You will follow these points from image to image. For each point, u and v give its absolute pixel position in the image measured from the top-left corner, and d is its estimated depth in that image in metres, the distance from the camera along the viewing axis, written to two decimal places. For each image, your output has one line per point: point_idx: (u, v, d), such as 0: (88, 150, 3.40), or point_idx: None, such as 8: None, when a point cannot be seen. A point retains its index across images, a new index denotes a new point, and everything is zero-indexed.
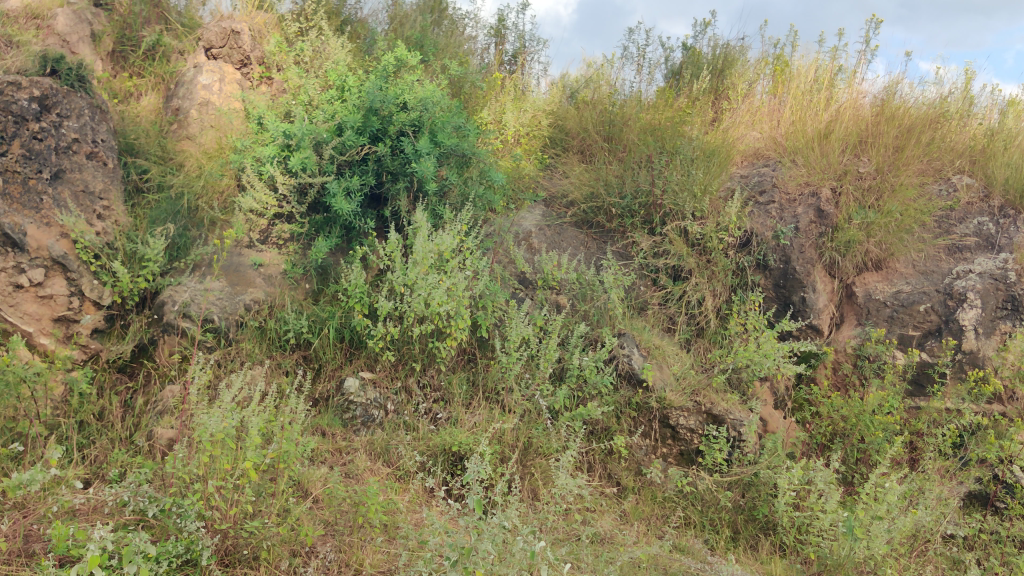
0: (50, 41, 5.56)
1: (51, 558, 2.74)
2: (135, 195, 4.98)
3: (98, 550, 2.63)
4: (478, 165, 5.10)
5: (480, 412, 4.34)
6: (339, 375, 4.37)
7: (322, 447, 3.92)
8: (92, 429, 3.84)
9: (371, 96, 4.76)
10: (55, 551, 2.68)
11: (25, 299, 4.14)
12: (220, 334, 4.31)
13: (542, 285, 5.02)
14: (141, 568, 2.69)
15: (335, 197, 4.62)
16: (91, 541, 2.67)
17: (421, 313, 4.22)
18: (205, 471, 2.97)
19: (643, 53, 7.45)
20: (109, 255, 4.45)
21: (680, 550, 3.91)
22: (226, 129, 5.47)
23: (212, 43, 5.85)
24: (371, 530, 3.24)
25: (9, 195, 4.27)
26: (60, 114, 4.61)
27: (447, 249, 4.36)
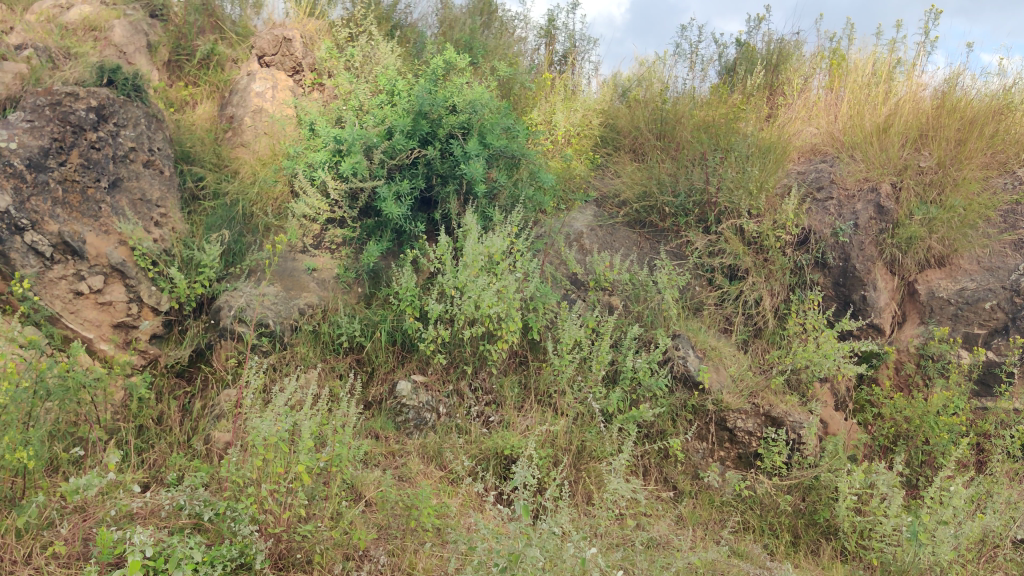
0: (108, 52, 5.69)
1: (98, 564, 2.77)
2: (192, 203, 5.07)
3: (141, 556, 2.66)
4: (528, 166, 5.04)
5: (533, 416, 4.30)
6: (391, 379, 4.37)
7: (375, 450, 3.91)
8: (151, 433, 3.91)
9: (421, 99, 4.76)
10: (101, 556, 2.72)
11: (85, 305, 4.20)
12: (275, 338, 4.34)
13: (594, 286, 4.98)
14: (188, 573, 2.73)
15: (385, 201, 4.63)
16: (139, 548, 2.69)
17: (471, 315, 4.20)
18: (258, 475, 2.95)
19: (695, 50, 7.35)
20: (166, 261, 4.53)
21: (738, 555, 3.83)
22: (279, 136, 5.50)
23: (265, 51, 6.00)
24: (423, 533, 3.23)
25: (69, 204, 4.36)
26: (118, 123, 4.70)
27: (498, 251, 4.35)
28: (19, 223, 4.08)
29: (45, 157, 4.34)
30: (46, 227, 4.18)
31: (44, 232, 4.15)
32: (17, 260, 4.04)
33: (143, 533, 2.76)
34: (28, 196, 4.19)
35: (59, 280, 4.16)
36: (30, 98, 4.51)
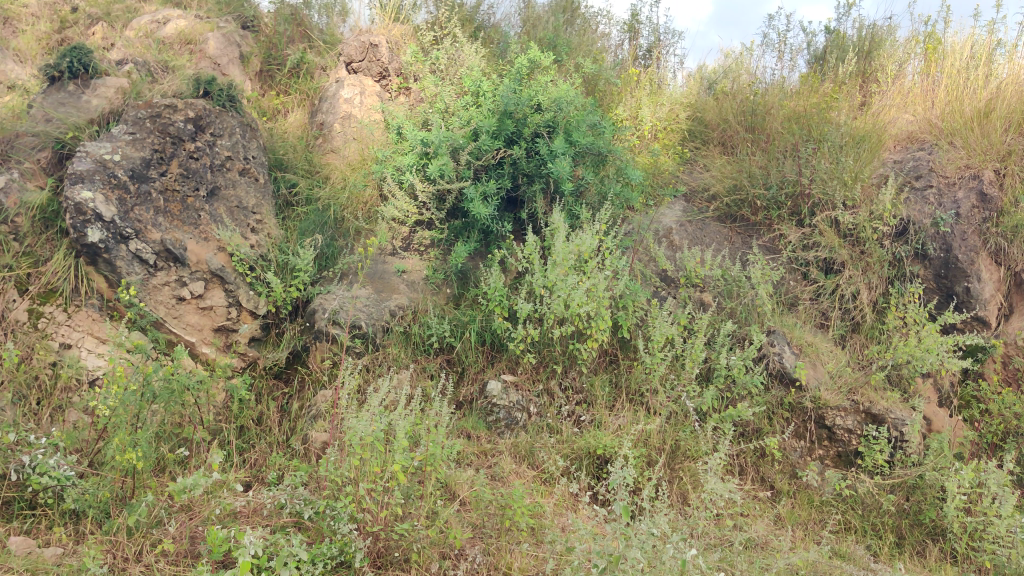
0: (203, 64, 5.87)
1: (209, 562, 2.85)
2: (286, 209, 5.19)
3: (251, 556, 2.71)
4: (615, 163, 5.00)
5: (625, 415, 4.26)
6: (481, 379, 4.39)
7: (467, 450, 3.93)
8: (252, 433, 4.02)
9: (506, 98, 4.77)
10: (212, 556, 2.78)
11: (188, 310, 4.34)
12: (368, 340, 4.39)
13: (685, 283, 4.91)
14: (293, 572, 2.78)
15: (472, 201, 4.65)
16: (246, 547, 2.74)
17: (560, 314, 4.18)
18: (356, 474, 3.01)
19: (784, 39, 7.19)
20: (263, 266, 4.66)
21: (840, 555, 3.73)
22: (367, 141, 5.57)
23: (352, 58, 6.08)
24: (519, 533, 3.22)
25: (170, 212, 4.51)
26: (215, 133, 4.85)
27: (587, 250, 4.32)
28: (124, 231, 4.22)
29: (147, 168, 4.49)
30: (150, 235, 4.32)
31: (148, 240, 4.29)
32: (122, 269, 4.20)
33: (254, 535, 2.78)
34: (132, 206, 4.33)
35: (162, 286, 4.30)
36: (131, 111, 4.66)
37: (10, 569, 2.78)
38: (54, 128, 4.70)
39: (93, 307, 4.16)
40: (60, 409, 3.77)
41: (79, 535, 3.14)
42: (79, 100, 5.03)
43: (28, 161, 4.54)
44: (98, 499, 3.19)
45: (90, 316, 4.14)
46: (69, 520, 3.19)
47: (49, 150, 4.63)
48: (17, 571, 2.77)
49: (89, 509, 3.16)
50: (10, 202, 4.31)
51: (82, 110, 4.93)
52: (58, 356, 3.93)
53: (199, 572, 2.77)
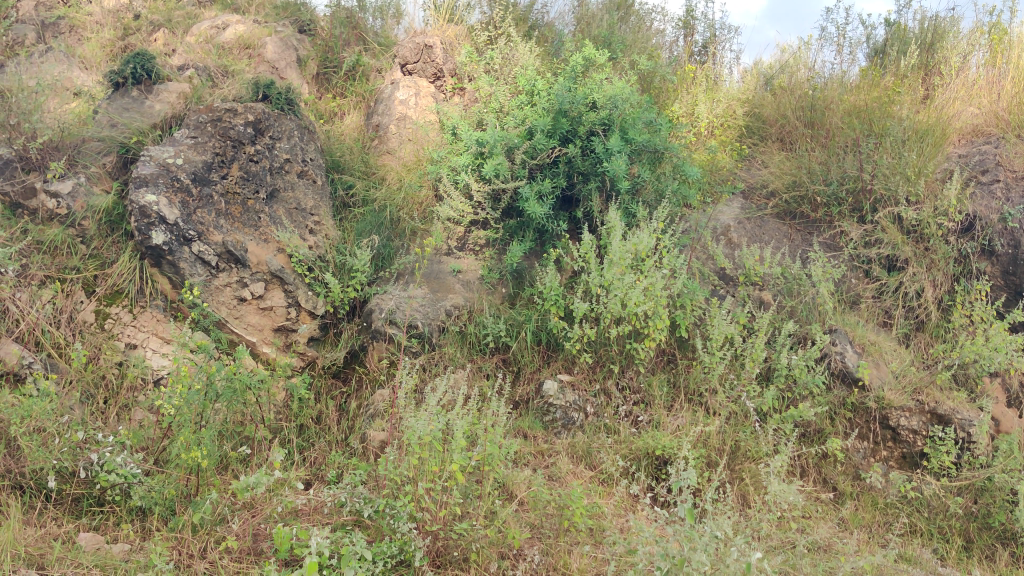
0: (261, 69, 5.96)
1: (275, 560, 2.90)
2: (343, 211, 5.23)
3: (318, 556, 2.71)
4: (672, 160, 4.94)
5: (683, 416, 4.20)
6: (537, 378, 4.37)
7: (524, 450, 3.93)
8: (311, 432, 4.06)
9: (560, 97, 4.75)
10: (279, 554, 2.81)
11: (248, 311, 4.41)
12: (424, 340, 4.41)
13: (744, 281, 4.86)
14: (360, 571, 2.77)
15: (528, 200, 4.65)
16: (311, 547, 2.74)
17: (618, 314, 4.15)
18: (415, 473, 3.02)
19: (843, 33, 7.05)
20: (322, 267, 4.70)
21: (906, 560, 3.64)
22: (423, 142, 5.59)
23: (408, 59, 6.13)
24: (578, 534, 3.20)
25: (231, 215, 4.59)
26: (273, 136, 4.93)
27: (645, 249, 4.28)
28: (187, 234, 4.29)
29: (209, 171, 4.56)
30: (212, 237, 4.39)
31: (210, 242, 4.36)
32: (186, 270, 4.27)
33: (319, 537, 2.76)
34: (194, 209, 4.40)
35: (224, 287, 4.37)
36: (193, 115, 4.74)
37: (80, 564, 2.85)
38: (118, 133, 4.81)
39: (158, 308, 4.26)
40: (127, 407, 3.85)
41: (145, 531, 3.19)
42: (143, 105, 5.12)
43: (94, 165, 4.66)
44: (164, 496, 3.24)
45: (156, 316, 4.24)
46: (136, 516, 3.25)
47: (114, 154, 4.74)
48: (86, 567, 2.83)
49: (156, 506, 3.22)
50: (77, 206, 4.44)
51: (145, 115, 5.03)
52: (125, 356, 4.03)
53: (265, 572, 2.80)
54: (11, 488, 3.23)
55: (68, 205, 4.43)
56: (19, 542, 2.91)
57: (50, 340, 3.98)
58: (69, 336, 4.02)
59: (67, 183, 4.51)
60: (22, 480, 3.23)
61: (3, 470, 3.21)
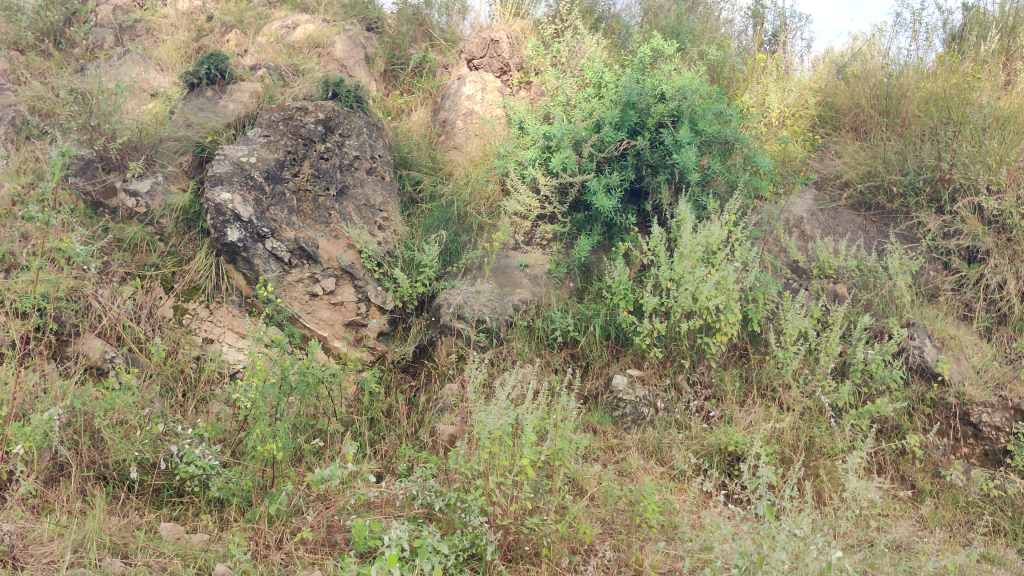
0: (330, 67, 6.03)
1: (354, 553, 2.90)
2: (411, 206, 5.26)
3: (396, 550, 2.75)
4: (742, 151, 4.87)
5: (756, 411, 4.13)
6: (606, 373, 4.33)
7: (593, 445, 3.89)
8: (382, 425, 4.09)
9: (629, 89, 4.72)
10: (357, 548, 2.85)
11: (320, 306, 4.49)
12: (492, 334, 4.43)
13: (818, 274, 4.78)
14: (436, 566, 2.77)
15: (596, 194, 4.62)
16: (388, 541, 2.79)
17: (689, 308, 4.11)
18: (486, 467, 3.05)
19: (918, 19, 6.85)
20: (391, 262, 4.73)
21: (989, 560, 3.51)
22: (489, 136, 5.59)
23: (473, 54, 6.12)
24: (649, 530, 3.16)
25: (303, 212, 4.68)
26: (343, 134, 5.00)
27: (716, 241, 4.22)
28: (261, 231, 4.39)
29: (281, 169, 4.66)
30: (284, 234, 4.48)
31: (283, 239, 4.46)
32: (260, 267, 4.37)
33: (396, 530, 2.81)
34: (268, 206, 4.51)
35: (296, 283, 4.47)
36: (266, 114, 4.84)
37: (163, 553, 2.91)
38: (194, 132, 4.92)
39: (233, 304, 4.37)
40: (204, 401, 3.91)
41: (223, 522, 3.26)
42: (217, 104, 5.24)
43: (172, 164, 4.81)
44: (241, 487, 3.32)
45: (231, 312, 4.35)
46: (214, 507, 3.32)
47: (190, 154, 4.87)
48: (168, 556, 2.89)
49: (233, 497, 3.30)
50: (156, 205, 4.58)
51: (220, 115, 5.14)
52: (201, 350, 4.13)
53: (343, 564, 2.85)
54: (96, 478, 3.32)
55: (147, 204, 4.56)
56: (104, 531, 2.97)
57: (130, 335, 4.07)
58: (148, 331, 4.12)
59: (146, 182, 4.64)
60: (106, 471, 3.33)
61: (87, 461, 3.31)
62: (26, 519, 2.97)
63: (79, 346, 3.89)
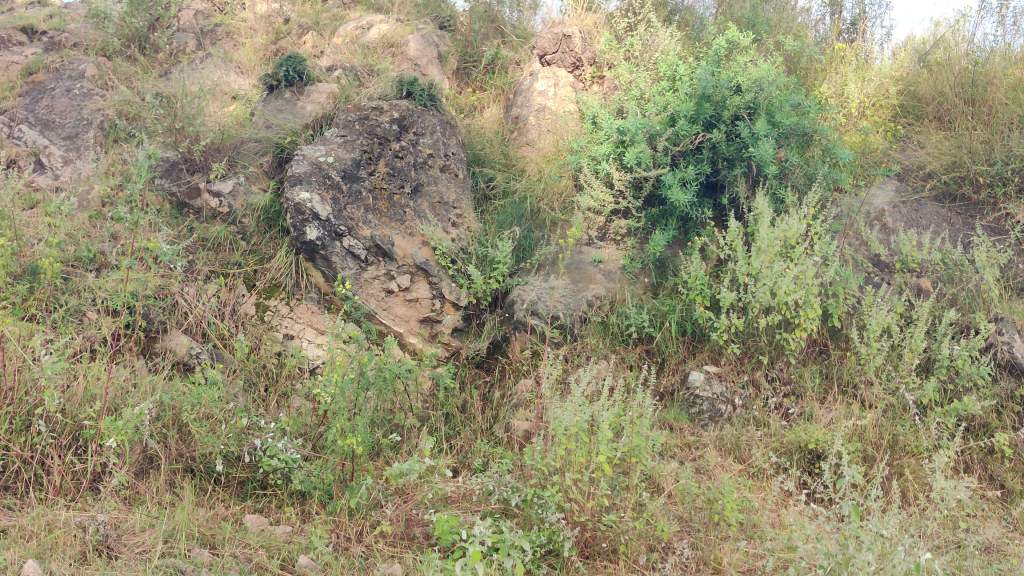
0: (404, 66, 6.11)
1: (436, 549, 2.96)
2: (483, 203, 5.28)
3: (480, 546, 2.77)
4: (820, 143, 4.79)
5: (838, 408, 4.05)
6: (682, 369, 4.28)
7: (670, 442, 3.86)
8: (457, 421, 4.12)
9: (704, 81, 4.67)
10: (440, 543, 2.88)
11: (396, 302, 4.55)
12: (566, 330, 4.42)
13: (901, 268, 4.66)
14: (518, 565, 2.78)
15: (671, 188, 4.60)
16: (472, 537, 2.81)
17: (767, 303, 4.05)
18: (562, 463, 3.05)
19: (1005, 4, 6.61)
20: (464, 259, 4.77)
21: None
22: (562, 132, 5.57)
23: (546, 50, 6.13)
24: (728, 528, 3.12)
25: (378, 210, 4.76)
26: (417, 132, 5.07)
27: (795, 235, 4.15)
28: (338, 229, 4.51)
29: (358, 168, 4.77)
30: (361, 232, 4.58)
31: (359, 237, 4.56)
32: (338, 264, 4.47)
33: (479, 526, 2.84)
34: (345, 205, 4.62)
35: (373, 280, 4.55)
36: (342, 115, 4.96)
37: (248, 544, 2.99)
38: (274, 133, 5.04)
39: (312, 300, 4.46)
40: (285, 395, 3.99)
41: (306, 514, 3.33)
42: (295, 106, 5.33)
43: (253, 165, 4.90)
44: (323, 480, 3.38)
45: (310, 308, 4.44)
46: (297, 500, 3.40)
47: (271, 154, 4.96)
48: (253, 547, 2.97)
49: (315, 490, 3.36)
50: (238, 205, 4.70)
51: (298, 116, 5.22)
52: (282, 346, 4.22)
53: (425, 560, 2.88)
54: (184, 471, 3.42)
55: (230, 205, 4.70)
56: (193, 522, 3.06)
57: (215, 331, 4.20)
58: (232, 327, 4.24)
59: (228, 182, 4.77)
60: (193, 464, 3.43)
61: (176, 453, 3.41)
62: (119, 509, 3.09)
63: (167, 342, 4.01)
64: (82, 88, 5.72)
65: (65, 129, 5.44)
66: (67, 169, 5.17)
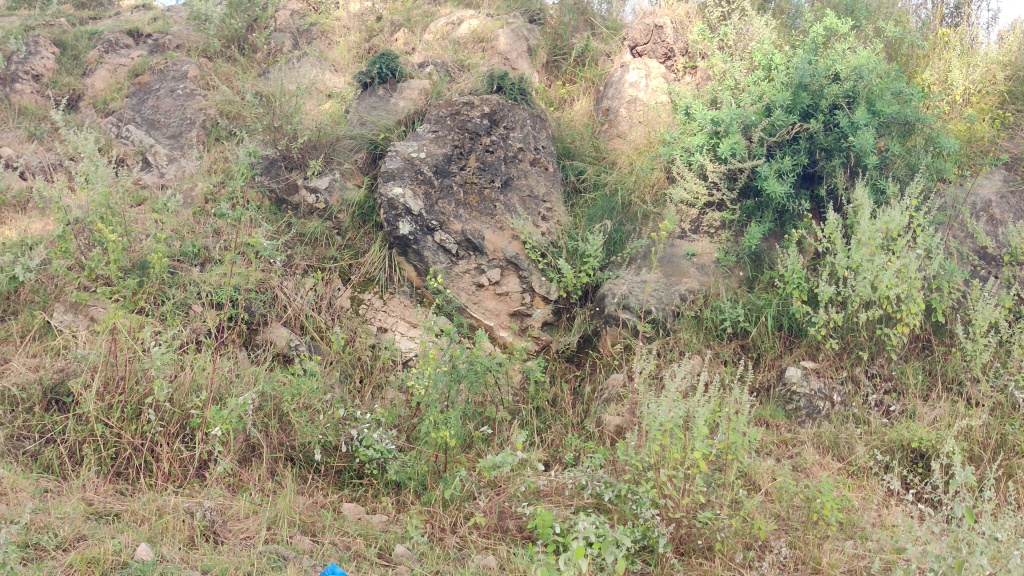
0: (494, 61, 6.15)
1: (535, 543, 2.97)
2: (574, 196, 5.25)
3: (585, 541, 2.77)
4: (923, 132, 4.65)
5: (942, 406, 3.92)
6: (779, 365, 4.19)
7: (766, 439, 3.79)
8: (548, 415, 4.12)
9: (801, 71, 4.56)
10: (542, 538, 2.90)
11: (486, 296, 4.60)
12: (659, 325, 4.38)
13: (1010, 261, 4.48)
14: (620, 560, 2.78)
15: (767, 179, 4.52)
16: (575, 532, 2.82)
17: (867, 298, 3.95)
18: (657, 459, 3.03)
19: None
20: (554, 253, 4.74)
21: None
22: (654, 124, 5.51)
23: (637, 41, 6.10)
24: (827, 527, 3.05)
25: (469, 204, 4.81)
26: (507, 126, 5.10)
27: (897, 227, 4.01)
28: (430, 224, 4.60)
29: (449, 163, 4.84)
30: (452, 226, 4.65)
31: (450, 231, 4.63)
32: (429, 258, 4.57)
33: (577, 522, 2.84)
34: (436, 199, 4.70)
35: (463, 274, 4.61)
36: (434, 110, 5.05)
37: (347, 532, 3.06)
38: (368, 130, 5.15)
39: (404, 294, 4.53)
40: (379, 387, 4.05)
41: (401, 504, 3.39)
42: (388, 103, 5.44)
43: (348, 162, 5.03)
44: (417, 471, 3.43)
45: (403, 302, 4.50)
46: (392, 490, 3.46)
47: (365, 151, 5.07)
48: (351, 535, 3.04)
49: (410, 480, 3.42)
50: (334, 201, 4.83)
51: (391, 112, 5.35)
52: (376, 338, 4.30)
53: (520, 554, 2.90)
54: (284, 459, 3.52)
55: (326, 200, 4.82)
56: (294, 510, 3.14)
57: (313, 324, 4.29)
58: (329, 320, 4.33)
59: (325, 178, 4.90)
60: (293, 452, 3.52)
61: (277, 442, 3.51)
62: (224, 496, 3.20)
63: (267, 334, 4.14)
64: (185, 88, 5.92)
65: (169, 128, 5.64)
66: (171, 167, 5.36)
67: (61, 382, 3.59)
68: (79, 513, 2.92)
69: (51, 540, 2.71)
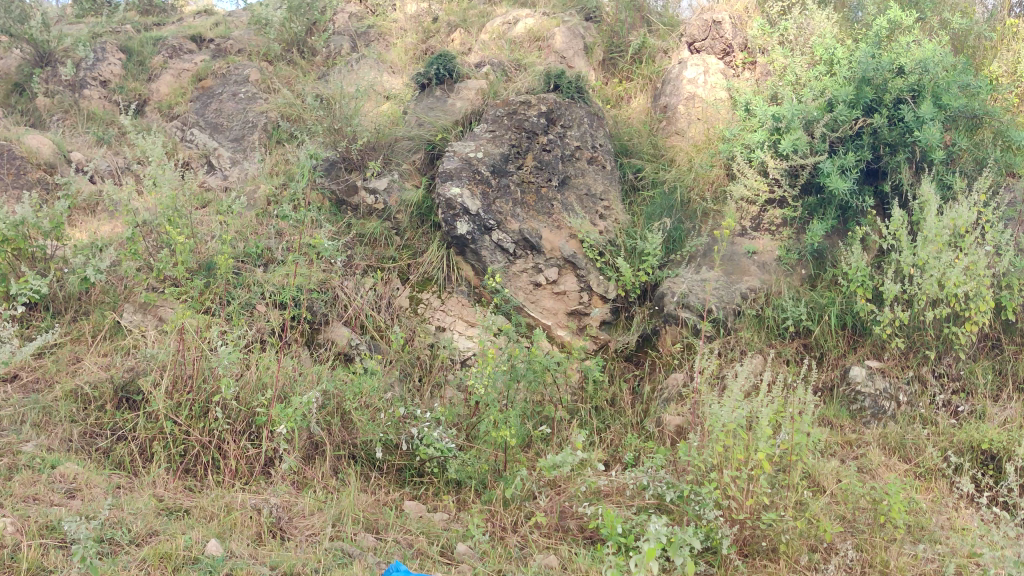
0: (550, 59, 6.14)
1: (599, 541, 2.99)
2: (632, 194, 5.22)
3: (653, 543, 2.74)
4: (992, 125, 4.56)
5: (1013, 407, 3.83)
6: (842, 364, 4.13)
7: (831, 440, 3.74)
8: (607, 414, 4.11)
9: (863, 65, 4.51)
10: (611, 538, 2.90)
11: (544, 295, 4.60)
12: (719, 324, 4.33)
13: None
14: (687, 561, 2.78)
15: (829, 176, 4.45)
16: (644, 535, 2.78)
17: (935, 296, 3.87)
18: (720, 460, 2.99)
19: None
20: (613, 251, 4.71)
21: None
22: (713, 120, 5.43)
23: (695, 37, 6.03)
24: (894, 530, 3.00)
25: (526, 203, 4.83)
26: (564, 125, 5.10)
27: (965, 223, 3.91)
28: (487, 223, 4.63)
29: (506, 163, 4.87)
30: (509, 225, 4.68)
31: (507, 231, 4.66)
32: (487, 257, 4.60)
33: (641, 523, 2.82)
34: (494, 199, 4.73)
35: (521, 273, 4.63)
36: (491, 110, 5.08)
37: (409, 530, 3.09)
38: (425, 130, 5.17)
39: (463, 293, 4.57)
40: (438, 385, 4.06)
41: (462, 502, 3.41)
42: (445, 103, 5.48)
43: (406, 163, 5.06)
44: (477, 470, 3.45)
45: (461, 301, 4.54)
46: (452, 488, 3.48)
47: (422, 151, 5.11)
48: (413, 534, 3.06)
49: (470, 478, 3.44)
50: (393, 201, 4.88)
51: (448, 112, 5.38)
52: (435, 337, 4.33)
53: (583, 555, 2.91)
54: (347, 457, 3.57)
55: (385, 201, 4.87)
56: (358, 507, 3.19)
57: (372, 324, 4.35)
58: (388, 320, 4.39)
59: (383, 179, 4.95)
60: (356, 450, 3.58)
61: (339, 440, 3.57)
62: (290, 493, 3.26)
63: (329, 334, 4.19)
64: (247, 92, 6.03)
65: (232, 132, 5.74)
66: (234, 169, 5.47)
67: (132, 380, 3.67)
68: (151, 509, 3.00)
69: (125, 535, 2.79)
